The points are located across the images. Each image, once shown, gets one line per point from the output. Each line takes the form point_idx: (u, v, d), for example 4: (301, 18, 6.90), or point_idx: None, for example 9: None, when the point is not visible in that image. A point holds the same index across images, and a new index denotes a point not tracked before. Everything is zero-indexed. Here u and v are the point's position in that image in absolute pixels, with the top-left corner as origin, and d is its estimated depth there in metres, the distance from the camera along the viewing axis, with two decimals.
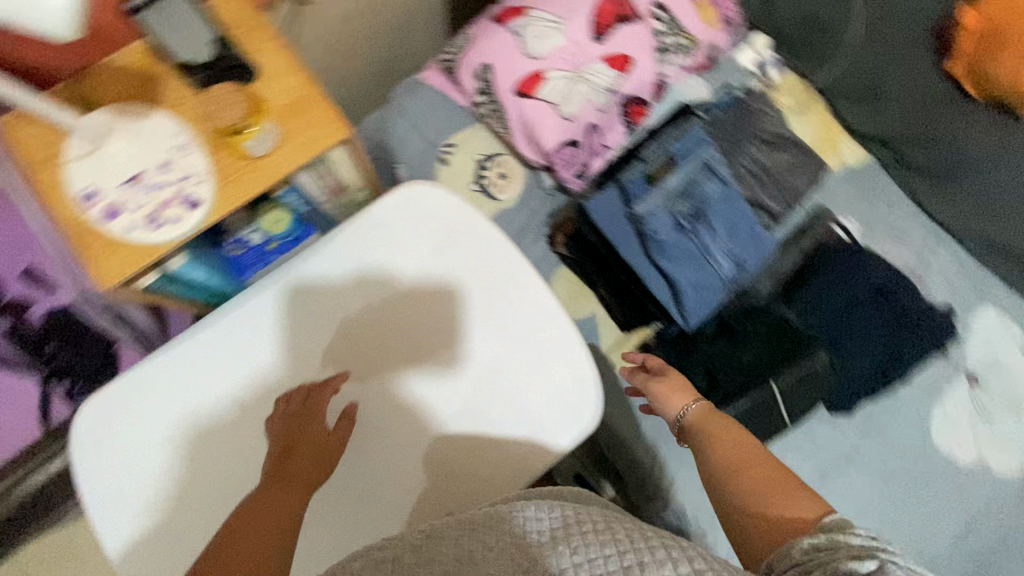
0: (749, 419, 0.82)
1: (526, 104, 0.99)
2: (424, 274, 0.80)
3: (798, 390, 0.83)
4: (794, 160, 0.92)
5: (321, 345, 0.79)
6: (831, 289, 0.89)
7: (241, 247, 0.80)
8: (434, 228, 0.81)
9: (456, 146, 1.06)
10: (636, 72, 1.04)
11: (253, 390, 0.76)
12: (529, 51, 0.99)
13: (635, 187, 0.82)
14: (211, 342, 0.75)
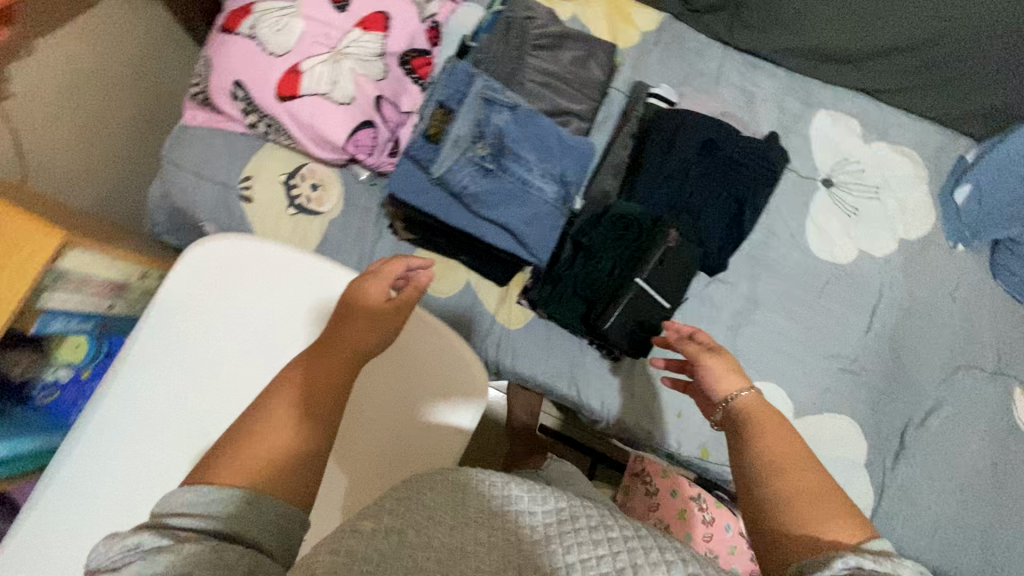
0: (632, 323, 0.82)
1: (297, 106, 0.89)
2: (254, 331, 0.74)
3: (665, 275, 0.83)
4: (578, 54, 0.89)
5: (264, 324, 0.74)
6: (663, 163, 0.88)
7: (53, 391, 0.70)
8: (245, 278, 0.74)
9: (253, 178, 0.97)
10: (397, 25, 0.96)
11: (250, 342, 0.73)
12: (273, 49, 0.88)
13: (421, 151, 0.75)
14: (208, 289, 0.73)
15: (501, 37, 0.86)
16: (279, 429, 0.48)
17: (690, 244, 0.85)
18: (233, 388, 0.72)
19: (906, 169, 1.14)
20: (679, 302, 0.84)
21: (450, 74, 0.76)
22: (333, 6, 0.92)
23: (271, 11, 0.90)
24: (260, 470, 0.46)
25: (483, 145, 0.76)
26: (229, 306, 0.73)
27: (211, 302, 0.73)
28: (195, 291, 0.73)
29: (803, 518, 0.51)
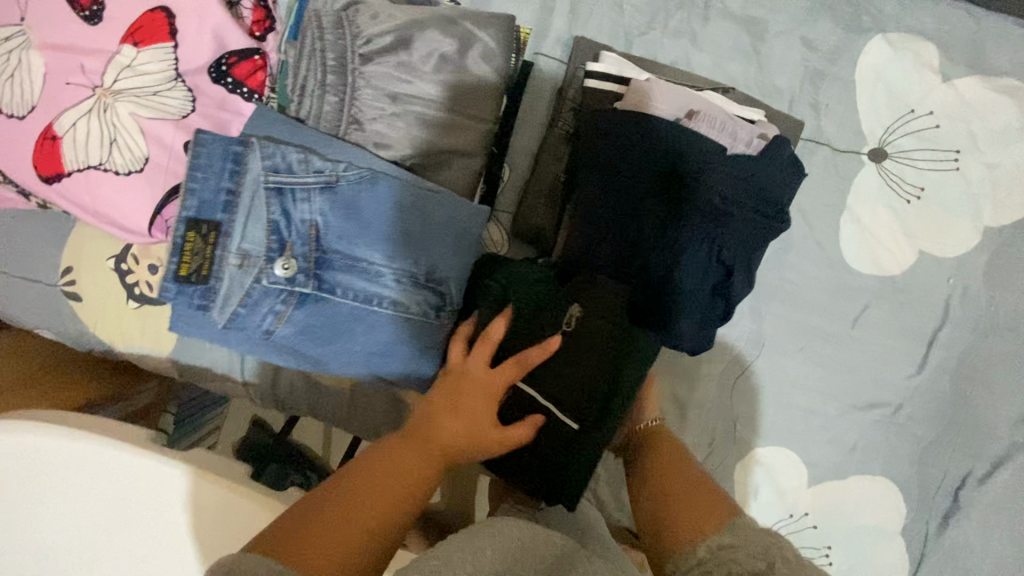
0: (549, 463, 0.58)
1: (69, 184, 0.63)
2: (44, 556, 0.53)
3: (561, 374, 0.58)
4: (445, 49, 0.55)
5: (69, 527, 0.53)
6: (602, 207, 0.62)
7: None
8: (16, 483, 0.53)
9: (75, 267, 0.74)
10: (189, 24, 0.63)
11: (66, 543, 0.53)
12: (14, 106, 0.61)
13: (182, 294, 0.49)
14: (9, 478, 0.53)
15: (314, 49, 0.53)
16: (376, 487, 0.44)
17: (617, 329, 0.59)
18: None
19: (1009, 115, 0.74)
20: (596, 424, 0.58)
21: (199, 154, 0.49)
22: (81, 21, 0.62)
23: None
24: (334, 524, 0.41)
25: (293, 260, 0.50)
26: (21, 502, 0.53)
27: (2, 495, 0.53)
28: None
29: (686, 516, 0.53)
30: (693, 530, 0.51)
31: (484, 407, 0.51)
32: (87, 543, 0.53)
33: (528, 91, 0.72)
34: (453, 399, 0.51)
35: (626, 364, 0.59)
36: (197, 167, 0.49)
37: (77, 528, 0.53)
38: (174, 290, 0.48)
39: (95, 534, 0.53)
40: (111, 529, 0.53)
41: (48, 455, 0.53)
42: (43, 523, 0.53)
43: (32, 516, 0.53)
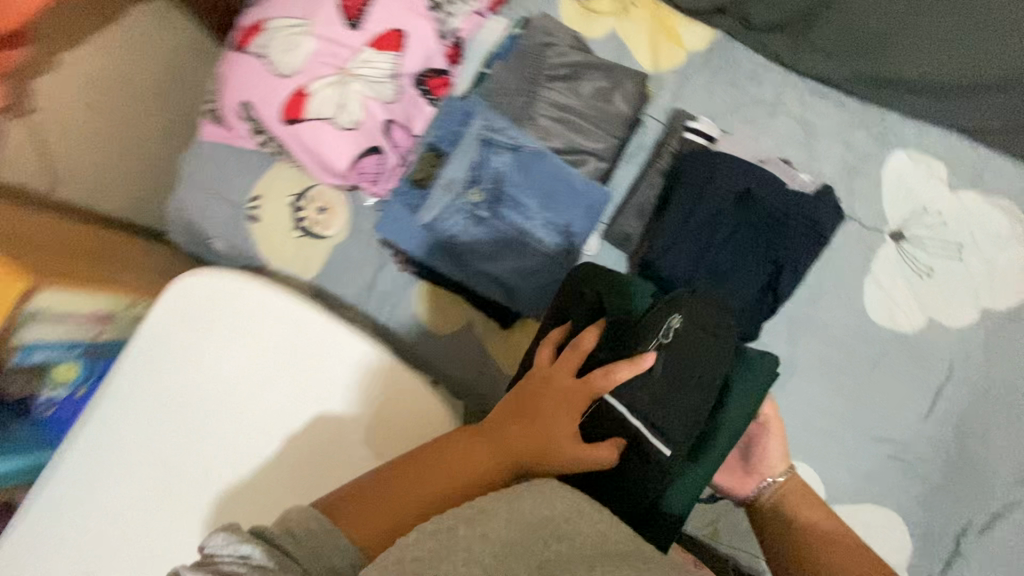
0: (642, 480, 0.63)
1: (301, 129, 0.86)
2: (224, 378, 0.74)
3: (660, 400, 0.61)
4: (602, 86, 0.79)
5: (252, 358, 0.74)
6: (690, 219, 0.80)
7: (51, 406, 0.75)
8: (226, 315, 0.74)
9: (261, 197, 0.95)
10: (414, 44, 0.89)
11: (244, 368, 0.74)
12: (281, 70, 0.86)
13: (409, 194, 0.71)
14: (221, 310, 0.74)
15: (514, 62, 0.78)
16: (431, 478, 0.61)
17: (726, 360, 0.65)
18: (211, 420, 0.74)
19: (1002, 225, 0.94)
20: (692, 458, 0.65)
21: (447, 114, 0.73)
22: (344, 26, 0.87)
23: (282, 31, 0.86)
24: (394, 502, 0.59)
25: (479, 193, 0.72)
26: (224, 330, 0.74)
27: (215, 321, 0.74)
28: (202, 308, 0.74)
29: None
30: None
31: (563, 411, 0.61)
32: (262, 372, 0.74)
33: (645, 132, 0.95)
34: (540, 399, 0.63)
35: (729, 394, 0.66)
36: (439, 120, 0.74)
37: (259, 358, 0.74)
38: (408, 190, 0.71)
39: (270, 369, 0.74)
40: (281, 367, 0.74)
41: (250, 305, 0.74)
42: (234, 349, 0.74)
43: (231, 341, 0.74)
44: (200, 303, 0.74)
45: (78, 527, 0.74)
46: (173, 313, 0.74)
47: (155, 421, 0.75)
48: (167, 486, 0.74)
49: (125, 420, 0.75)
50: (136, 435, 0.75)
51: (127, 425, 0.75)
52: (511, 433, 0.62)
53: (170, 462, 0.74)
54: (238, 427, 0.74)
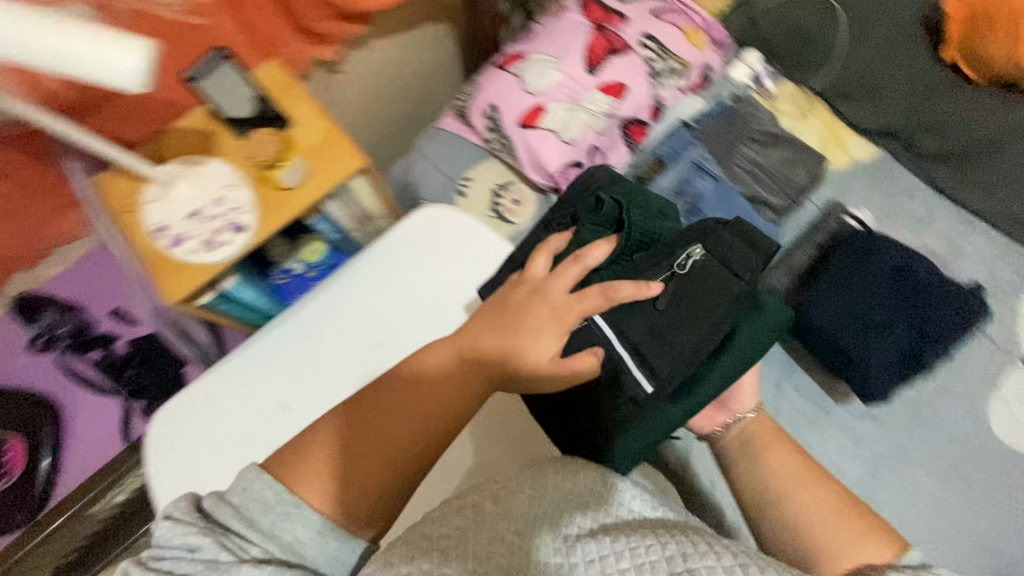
0: (622, 406, 0.69)
1: (530, 134, 1.08)
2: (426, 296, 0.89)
3: (664, 330, 0.66)
4: (789, 157, 1.14)
5: (460, 284, 0.89)
6: (850, 276, 0.95)
7: (286, 276, 0.92)
8: (451, 246, 0.90)
9: (472, 179, 1.17)
10: (631, 96, 1.12)
11: (450, 291, 0.89)
12: (529, 88, 1.10)
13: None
14: (448, 240, 0.90)
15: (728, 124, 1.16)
16: (390, 426, 0.60)
17: (733, 307, 0.66)
18: (407, 327, 0.87)
19: None
20: (676, 402, 0.69)
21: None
22: (584, 71, 1.11)
23: (538, 62, 1.11)
24: (356, 456, 0.59)
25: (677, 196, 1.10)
26: (447, 255, 0.90)
27: (439, 245, 0.90)
28: (432, 233, 0.90)
29: (825, 529, 0.64)
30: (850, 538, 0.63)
31: (580, 349, 0.68)
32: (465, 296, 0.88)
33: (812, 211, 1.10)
34: (520, 309, 0.64)
35: (736, 336, 0.68)
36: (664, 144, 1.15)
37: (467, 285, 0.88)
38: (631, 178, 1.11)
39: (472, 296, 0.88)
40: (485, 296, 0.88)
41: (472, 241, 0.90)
42: (447, 272, 0.89)
43: (450, 265, 0.90)
44: (432, 229, 0.91)
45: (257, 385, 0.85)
46: (408, 231, 0.90)
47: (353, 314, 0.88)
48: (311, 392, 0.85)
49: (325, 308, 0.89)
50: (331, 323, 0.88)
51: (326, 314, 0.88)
52: (482, 359, 0.64)
53: (357, 353, 0.87)
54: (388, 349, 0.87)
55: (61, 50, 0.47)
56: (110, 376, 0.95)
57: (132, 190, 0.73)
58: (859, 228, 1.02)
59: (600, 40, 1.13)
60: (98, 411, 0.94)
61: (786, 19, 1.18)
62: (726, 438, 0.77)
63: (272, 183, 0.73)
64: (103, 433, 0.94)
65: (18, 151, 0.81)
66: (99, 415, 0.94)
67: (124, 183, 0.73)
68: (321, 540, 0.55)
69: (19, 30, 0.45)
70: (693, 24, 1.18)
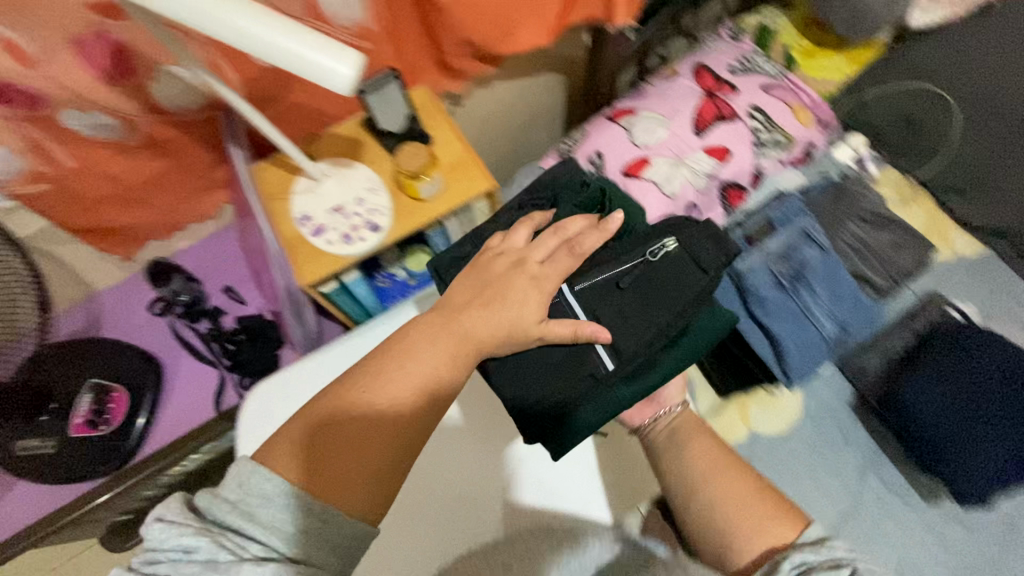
0: (576, 385, 0.67)
1: (633, 183, 1.12)
2: None
3: (628, 306, 0.67)
4: (899, 241, 0.95)
5: None
6: (957, 371, 0.91)
7: (388, 280, 0.93)
8: None
9: None
10: (734, 161, 1.15)
11: None
12: (636, 141, 1.15)
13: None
14: None
15: (846, 194, 0.97)
16: (382, 407, 0.53)
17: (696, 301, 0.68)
18: None
19: None
20: (629, 382, 0.68)
21: (788, 205, 0.88)
22: (692, 131, 1.15)
23: (648, 118, 1.17)
24: (349, 445, 0.51)
25: (785, 266, 0.86)
26: None
27: None
28: None
29: (739, 510, 0.60)
30: (763, 526, 0.59)
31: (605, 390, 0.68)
32: None
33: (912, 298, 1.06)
34: (502, 292, 0.60)
35: (691, 329, 0.70)
36: (774, 208, 0.89)
37: None
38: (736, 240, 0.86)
39: None
40: None
41: None
42: None
43: None
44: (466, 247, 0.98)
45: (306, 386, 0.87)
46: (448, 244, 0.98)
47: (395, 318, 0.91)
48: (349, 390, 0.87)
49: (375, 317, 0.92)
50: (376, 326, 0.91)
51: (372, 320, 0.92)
52: (470, 325, 0.58)
53: None
54: None
55: (280, 46, 0.53)
56: (214, 347, 1.02)
57: (285, 181, 0.81)
58: (963, 322, 0.99)
59: (709, 106, 1.18)
60: (196, 377, 1.01)
61: (900, 106, 1.19)
62: (649, 427, 0.72)
63: (409, 191, 0.79)
64: (197, 399, 1.00)
65: (192, 134, 0.91)
66: (196, 381, 1.01)
67: (278, 173, 0.82)
68: (333, 537, 0.49)
69: (281, 37, 0.53)
70: (801, 103, 1.22)
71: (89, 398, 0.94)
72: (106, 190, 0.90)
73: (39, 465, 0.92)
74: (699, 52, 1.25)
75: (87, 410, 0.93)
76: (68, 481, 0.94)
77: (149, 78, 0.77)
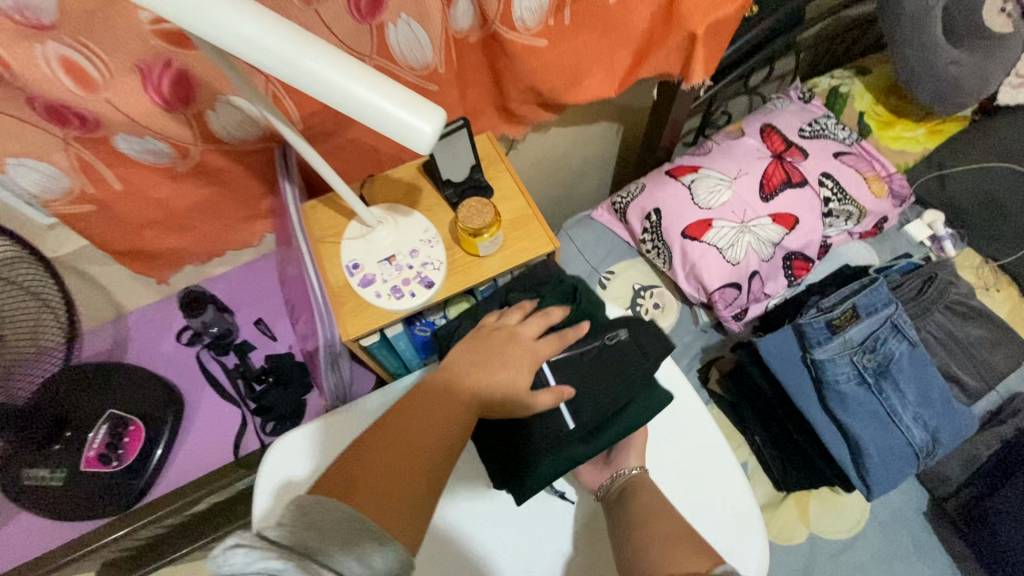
0: (523, 451, 0.66)
1: (692, 246, 1.05)
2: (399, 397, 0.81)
3: (585, 383, 0.67)
4: (989, 336, 0.87)
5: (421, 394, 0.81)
6: None
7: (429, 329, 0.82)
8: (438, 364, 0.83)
9: (616, 274, 1.16)
10: (803, 230, 1.08)
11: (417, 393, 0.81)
12: (699, 202, 1.07)
13: (815, 331, 0.78)
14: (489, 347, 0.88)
15: (941, 282, 0.87)
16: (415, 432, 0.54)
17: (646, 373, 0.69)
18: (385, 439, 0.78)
19: None
20: (584, 441, 0.66)
21: (876, 291, 0.79)
22: (760, 195, 1.07)
23: (712, 178, 1.09)
24: (390, 465, 0.51)
25: (870, 360, 0.78)
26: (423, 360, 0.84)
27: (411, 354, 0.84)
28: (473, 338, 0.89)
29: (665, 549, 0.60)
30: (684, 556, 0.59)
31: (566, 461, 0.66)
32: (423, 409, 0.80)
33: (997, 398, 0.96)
34: (493, 365, 0.60)
35: (634, 404, 0.68)
36: (861, 292, 0.80)
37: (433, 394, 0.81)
38: (820, 328, 0.78)
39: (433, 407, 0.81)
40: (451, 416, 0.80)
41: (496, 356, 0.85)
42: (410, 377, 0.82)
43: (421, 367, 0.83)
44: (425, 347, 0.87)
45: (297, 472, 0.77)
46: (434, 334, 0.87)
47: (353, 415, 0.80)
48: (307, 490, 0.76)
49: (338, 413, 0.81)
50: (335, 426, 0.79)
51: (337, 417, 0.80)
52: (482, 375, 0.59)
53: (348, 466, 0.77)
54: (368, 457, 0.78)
55: (372, 104, 0.44)
56: (242, 385, 0.98)
57: (337, 225, 0.77)
58: None
59: (778, 169, 1.10)
60: (222, 415, 0.98)
61: (982, 186, 1.13)
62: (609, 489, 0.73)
63: (469, 246, 0.73)
64: (219, 440, 0.97)
65: (243, 164, 0.87)
66: (222, 420, 0.98)
67: (330, 216, 0.78)
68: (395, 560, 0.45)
69: (345, 77, 0.44)
70: (874, 173, 1.14)
71: (106, 429, 0.88)
72: (151, 215, 0.87)
73: (43, 497, 0.87)
74: (767, 112, 1.18)
75: (101, 443, 0.87)
76: (72, 517, 0.89)
77: (209, 106, 0.74)
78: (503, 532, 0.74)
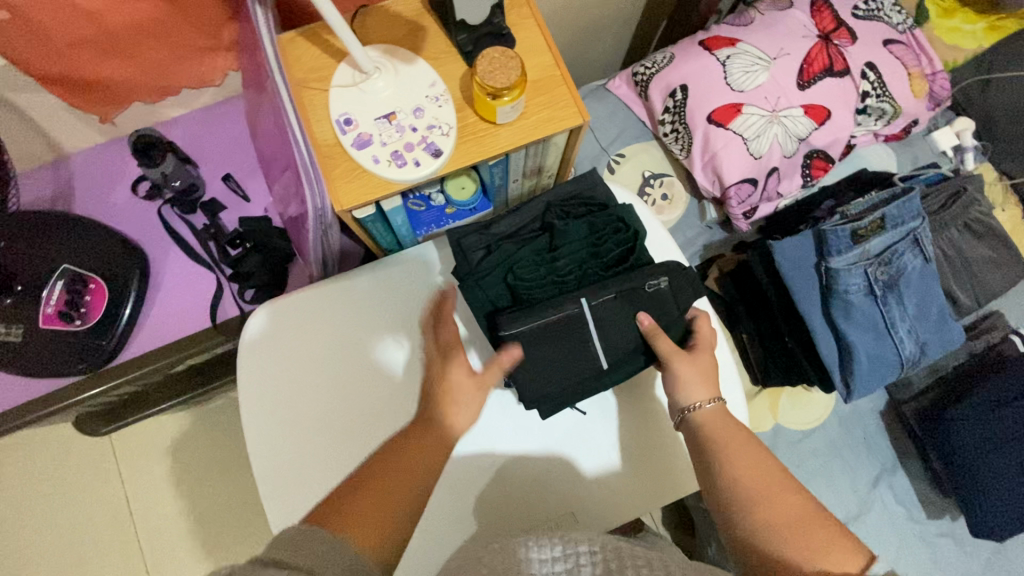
0: (546, 380, 0.66)
1: (716, 133, 0.96)
2: (355, 303, 0.73)
3: (616, 320, 0.67)
4: (995, 256, 0.86)
5: (381, 302, 0.74)
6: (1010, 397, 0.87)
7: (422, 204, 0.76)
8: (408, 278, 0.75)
9: (626, 157, 1.07)
10: (834, 126, 0.99)
11: (379, 300, 0.74)
12: (730, 82, 0.96)
13: (837, 238, 0.76)
14: None
15: (970, 200, 0.85)
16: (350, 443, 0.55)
17: (673, 309, 0.68)
18: (346, 349, 0.72)
19: None
20: (608, 373, 0.68)
21: (907, 203, 0.77)
22: (796, 82, 0.96)
23: (749, 55, 0.96)
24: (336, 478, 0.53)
25: (883, 271, 0.77)
26: (387, 267, 0.75)
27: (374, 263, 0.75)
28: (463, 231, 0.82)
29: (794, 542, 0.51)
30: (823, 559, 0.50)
31: (574, 372, 0.67)
32: (386, 316, 0.73)
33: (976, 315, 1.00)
34: None
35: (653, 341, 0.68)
36: (889, 204, 0.77)
37: (395, 301, 0.74)
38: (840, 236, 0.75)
39: (396, 312, 0.74)
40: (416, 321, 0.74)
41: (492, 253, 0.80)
42: (367, 287, 0.74)
43: (380, 276, 0.74)
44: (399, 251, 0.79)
45: (255, 383, 0.71)
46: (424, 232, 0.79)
47: (309, 328, 0.72)
48: (272, 406, 0.71)
49: (292, 325, 0.72)
50: (293, 339, 0.72)
51: (291, 327, 0.72)
52: None
53: (310, 381, 0.71)
54: (327, 367, 0.72)
55: None
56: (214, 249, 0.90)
57: (324, 68, 0.64)
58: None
59: (822, 52, 0.97)
60: (193, 274, 0.91)
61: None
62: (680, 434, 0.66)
63: (484, 110, 0.62)
64: (192, 302, 0.90)
65: None
66: (194, 279, 0.91)
67: (315, 55, 0.64)
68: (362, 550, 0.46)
69: None
70: (919, 69, 1.02)
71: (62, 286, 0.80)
72: (82, 33, 0.69)
73: (7, 352, 0.81)
74: None
75: (59, 299, 0.80)
76: (44, 374, 0.84)
77: None
78: (507, 427, 0.71)
